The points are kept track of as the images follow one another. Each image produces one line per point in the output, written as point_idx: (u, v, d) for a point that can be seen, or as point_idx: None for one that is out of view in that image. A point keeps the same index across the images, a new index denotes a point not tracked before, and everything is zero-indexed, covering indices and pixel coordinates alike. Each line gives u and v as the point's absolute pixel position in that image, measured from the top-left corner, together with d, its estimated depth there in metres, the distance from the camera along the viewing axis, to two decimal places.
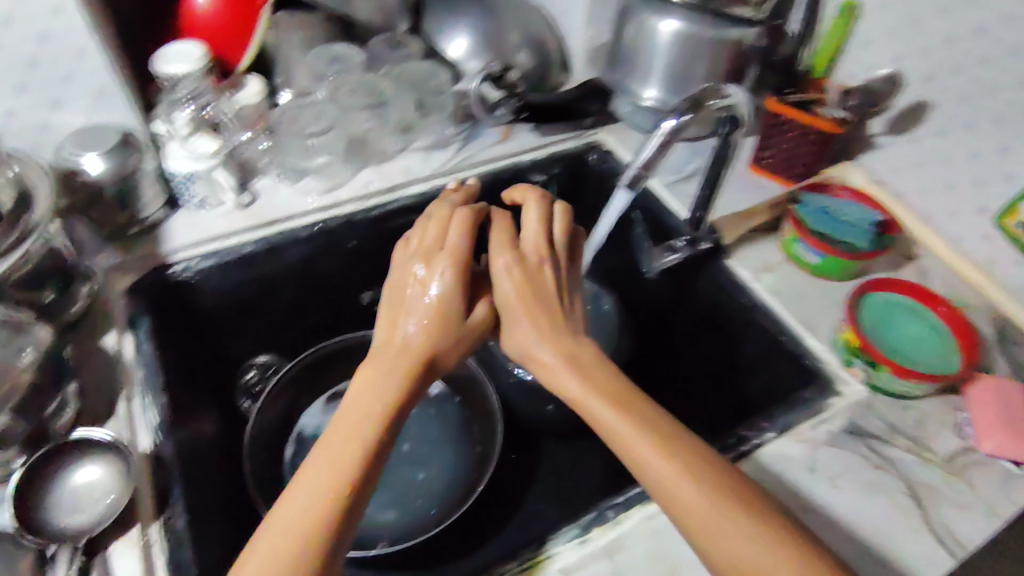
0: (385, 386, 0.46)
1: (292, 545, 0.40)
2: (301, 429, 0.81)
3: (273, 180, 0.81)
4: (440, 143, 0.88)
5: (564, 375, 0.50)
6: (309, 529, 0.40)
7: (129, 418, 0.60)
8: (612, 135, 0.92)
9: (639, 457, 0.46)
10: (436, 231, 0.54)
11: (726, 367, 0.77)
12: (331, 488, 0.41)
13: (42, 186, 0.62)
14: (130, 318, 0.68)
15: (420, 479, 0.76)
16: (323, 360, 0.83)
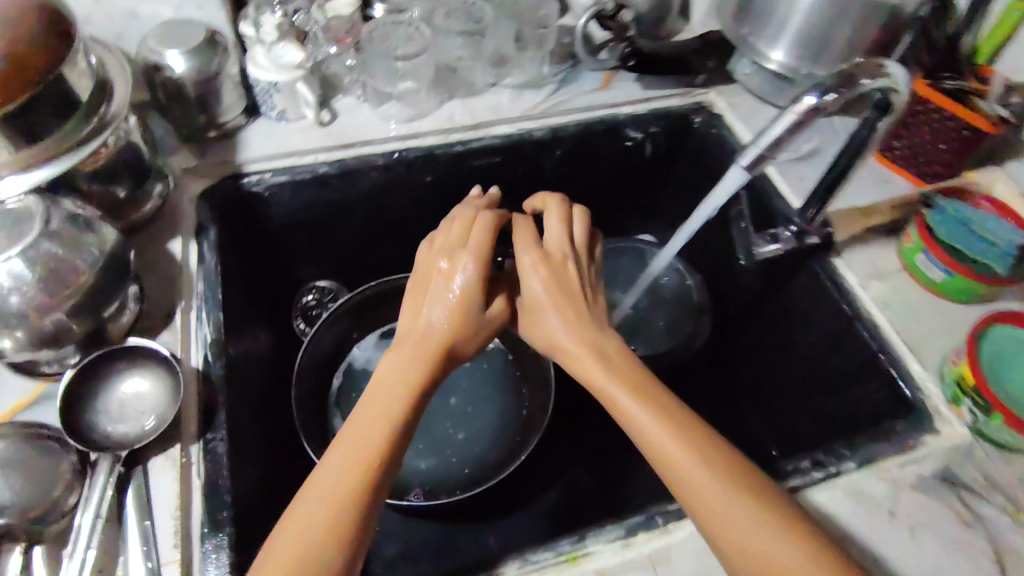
0: (411, 369, 0.47)
1: (327, 513, 0.41)
2: (352, 359, 0.81)
3: (355, 100, 0.76)
4: (534, 83, 0.81)
5: (587, 365, 0.50)
6: (338, 500, 0.41)
7: (184, 331, 0.59)
8: (724, 98, 0.82)
9: (655, 448, 0.45)
10: (460, 230, 0.53)
11: (811, 379, 0.71)
12: (358, 463, 0.43)
13: (123, 79, 0.59)
14: (198, 227, 0.66)
15: (461, 437, 0.74)
16: (382, 295, 0.81)
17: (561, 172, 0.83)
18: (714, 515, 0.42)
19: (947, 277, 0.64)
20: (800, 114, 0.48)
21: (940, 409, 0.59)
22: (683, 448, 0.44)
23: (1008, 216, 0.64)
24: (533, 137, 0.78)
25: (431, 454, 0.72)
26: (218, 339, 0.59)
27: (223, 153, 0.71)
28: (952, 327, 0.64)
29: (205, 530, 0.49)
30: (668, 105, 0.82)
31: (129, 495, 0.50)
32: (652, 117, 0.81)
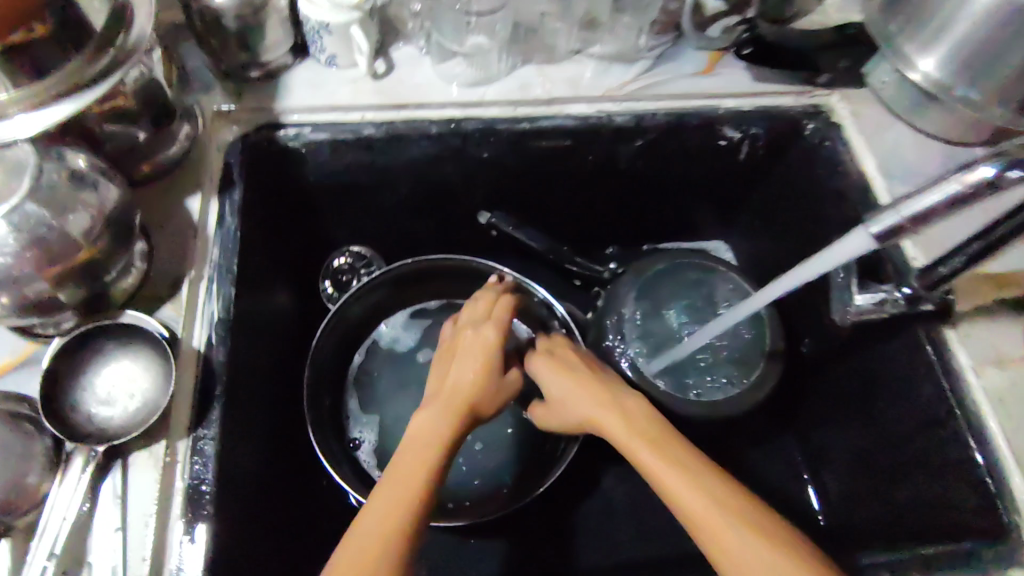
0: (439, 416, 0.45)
1: (372, 555, 0.37)
2: (376, 337, 0.75)
3: (416, 52, 0.67)
4: (625, 56, 0.69)
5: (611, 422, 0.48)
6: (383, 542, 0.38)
7: (191, 304, 0.53)
8: (847, 105, 0.69)
9: (694, 506, 0.41)
10: (482, 306, 0.55)
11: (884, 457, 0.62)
12: (403, 504, 0.40)
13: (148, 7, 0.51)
14: (223, 181, 0.58)
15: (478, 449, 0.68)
16: (419, 276, 0.74)
17: (639, 164, 0.72)
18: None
19: None
20: (966, 186, 0.37)
21: None
22: (722, 507, 0.41)
23: None
24: (614, 123, 0.67)
25: None
26: (225, 319, 0.53)
27: (261, 96, 0.62)
28: None
29: (184, 538, 0.45)
30: (780, 104, 0.69)
31: (104, 491, 0.45)
32: (756, 116, 0.69)
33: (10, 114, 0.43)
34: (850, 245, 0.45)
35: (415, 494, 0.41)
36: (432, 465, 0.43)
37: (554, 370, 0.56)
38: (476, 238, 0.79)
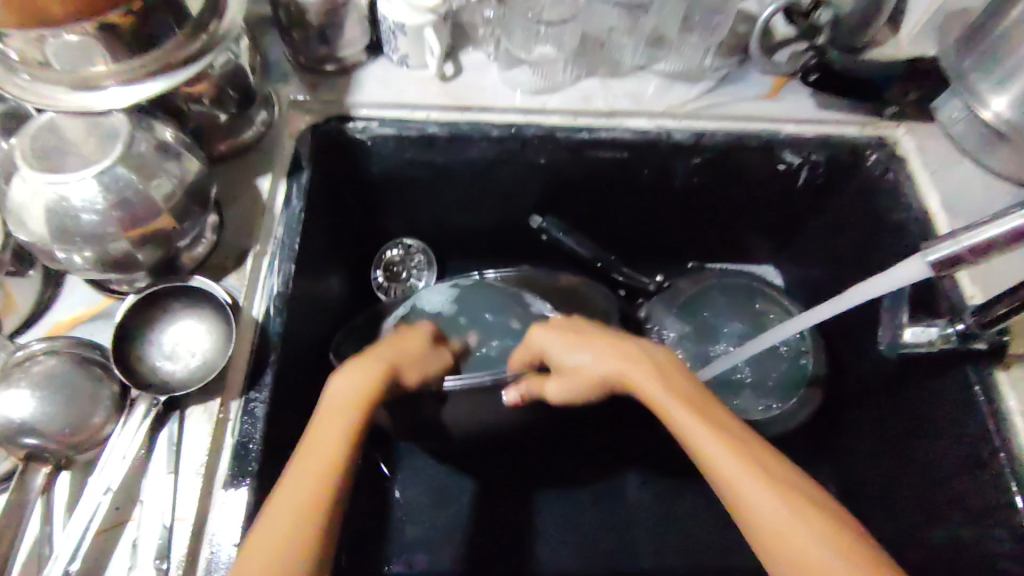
0: (354, 385, 0.47)
1: (287, 522, 0.38)
2: None
3: (484, 58, 0.70)
4: (689, 74, 0.70)
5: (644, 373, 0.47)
6: (303, 506, 0.39)
7: (253, 278, 0.56)
8: (915, 138, 0.68)
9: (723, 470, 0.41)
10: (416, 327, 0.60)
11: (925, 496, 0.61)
12: (322, 472, 0.41)
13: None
14: (293, 166, 0.62)
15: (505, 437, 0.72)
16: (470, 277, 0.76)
17: (693, 182, 0.73)
18: (766, 528, 0.39)
19: None
20: None
21: None
22: (761, 471, 0.40)
23: None
24: (672, 138, 0.68)
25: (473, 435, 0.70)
26: (284, 293, 0.55)
27: (334, 89, 0.66)
28: None
29: (225, 496, 0.46)
30: (843, 133, 0.69)
31: (160, 441, 0.48)
32: (817, 143, 0.69)
33: (105, 84, 0.48)
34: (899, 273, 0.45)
35: (330, 466, 0.41)
36: (346, 434, 0.43)
37: (551, 336, 0.54)
38: (525, 241, 0.81)
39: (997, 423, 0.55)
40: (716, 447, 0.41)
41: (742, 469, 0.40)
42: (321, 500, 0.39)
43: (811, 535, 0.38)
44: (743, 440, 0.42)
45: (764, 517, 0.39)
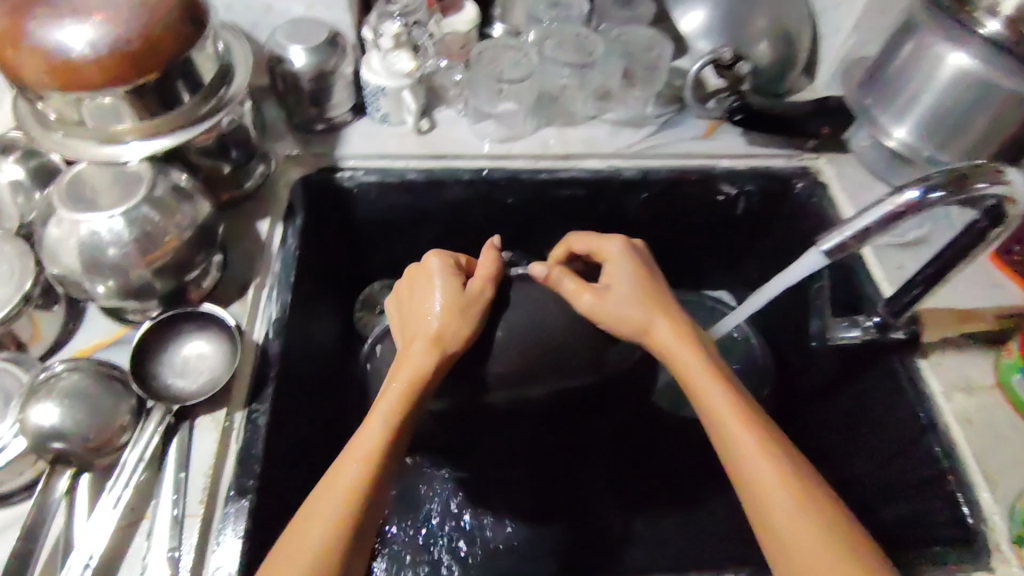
0: (410, 369, 0.51)
1: (335, 506, 0.45)
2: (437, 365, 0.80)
3: (455, 113, 0.79)
4: (634, 121, 0.80)
5: (684, 352, 0.53)
6: (350, 489, 0.45)
7: (254, 305, 0.63)
8: (832, 167, 0.78)
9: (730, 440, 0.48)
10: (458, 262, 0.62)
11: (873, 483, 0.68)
12: (364, 459, 0.47)
13: (242, 66, 0.64)
14: (288, 210, 0.70)
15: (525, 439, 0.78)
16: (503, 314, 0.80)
17: (645, 215, 0.82)
18: (747, 469, 0.46)
19: None
20: (899, 205, 0.45)
21: (1002, 543, 0.56)
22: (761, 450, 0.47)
23: None
24: (622, 176, 0.77)
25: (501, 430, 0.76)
26: (281, 318, 0.62)
27: (324, 144, 0.75)
28: None
29: (232, 493, 0.51)
30: (771, 165, 0.79)
31: (172, 447, 0.54)
32: (749, 174, 0.78)
33: (127, 140, 0.56)
34: (804, 263, 0.52)
35: (372, 454, 0.47)
36: (390, 420, 0.49)
37: (621, 266, 0.58)
38: None
39: (923, 403, 0.63)
40: (721, 404, 0.49)
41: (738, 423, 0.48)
42: (374, 453, 0.47)
43: (779, 481, 0.45)
44: (760, 422, 0.49)
45: (748, 460, 0.47)
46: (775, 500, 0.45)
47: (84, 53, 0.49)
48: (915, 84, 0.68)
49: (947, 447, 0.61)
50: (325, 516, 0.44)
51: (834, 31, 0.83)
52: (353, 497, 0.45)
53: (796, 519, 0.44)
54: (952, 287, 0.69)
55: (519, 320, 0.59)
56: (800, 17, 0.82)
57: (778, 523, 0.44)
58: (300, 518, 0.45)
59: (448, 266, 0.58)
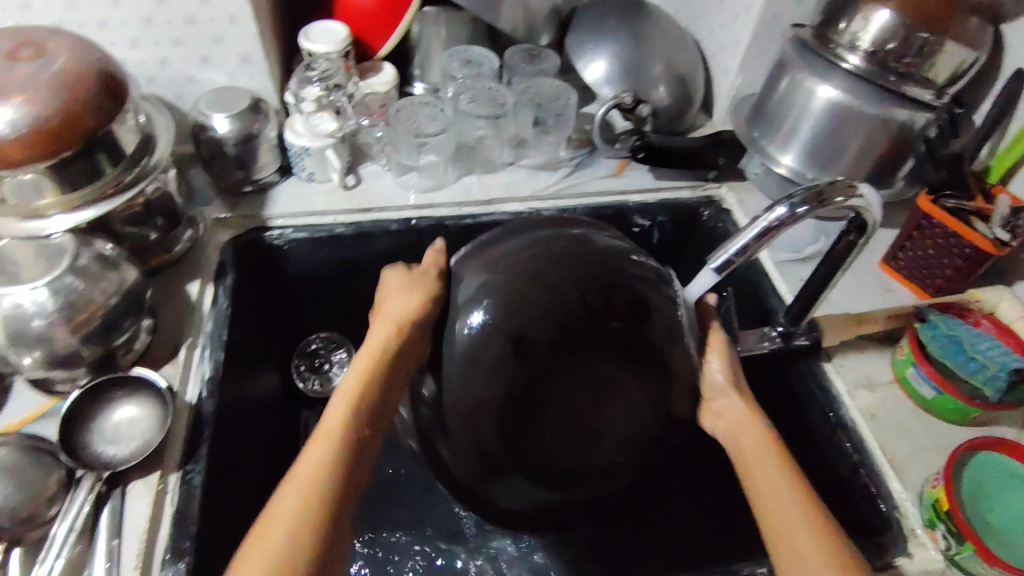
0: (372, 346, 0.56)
1: (310, 481, 0.47)
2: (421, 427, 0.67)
3: (379, 168, 0.84)
4: (549, 165, 0.86)
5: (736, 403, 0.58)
6: (325, 460, 0.48)
7: (186, 366, 0.64)
8: (733, 194, 0.85)
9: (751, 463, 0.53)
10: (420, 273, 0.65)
11: None
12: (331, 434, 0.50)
13: (165, 135, 0.66)
14: (218, 272, 0.72)
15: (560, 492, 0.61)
16: None
17: None
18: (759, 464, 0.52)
19: (937, 395, 0.64)
20: (772, 221, 0.50)
21: (916, 527, 0.60)
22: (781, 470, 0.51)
23: (1008, 338, 0.66)
24: (542, 216, 0.82)
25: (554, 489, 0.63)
26: (214, 376, 0.63)
27: (252, 206, 0.78)
28: (942, 447, 0.65)
29: (167, 556, 0.52)
30: (677, 197, 0.85)
31: (105, 514, 0.54)
32: (659, 207, 0.84)
33: (50, 213, 0.58)
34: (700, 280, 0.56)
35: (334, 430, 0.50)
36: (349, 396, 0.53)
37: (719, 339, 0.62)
38: None
39: (835, 404, 0.68)
40: (747, 421, 0.56)
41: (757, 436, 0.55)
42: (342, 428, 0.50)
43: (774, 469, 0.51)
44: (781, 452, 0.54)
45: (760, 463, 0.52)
46: (769, 488, 0.50)
47: (4, 133, 0.51)
48: (793, 116, 0.75)
49: (857, 441, 0.65)
50: (303, 483, 0.47)
51: (723, 74, 0.92)
52: (325, 468, 0.47)
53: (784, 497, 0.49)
54: (848, 294, 0.75)
55: (498, 284, 0.54)
56: (691, 63, 0.90)
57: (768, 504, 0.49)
58: (281, 489, 0.47)
59: (399, 270, 0.62)
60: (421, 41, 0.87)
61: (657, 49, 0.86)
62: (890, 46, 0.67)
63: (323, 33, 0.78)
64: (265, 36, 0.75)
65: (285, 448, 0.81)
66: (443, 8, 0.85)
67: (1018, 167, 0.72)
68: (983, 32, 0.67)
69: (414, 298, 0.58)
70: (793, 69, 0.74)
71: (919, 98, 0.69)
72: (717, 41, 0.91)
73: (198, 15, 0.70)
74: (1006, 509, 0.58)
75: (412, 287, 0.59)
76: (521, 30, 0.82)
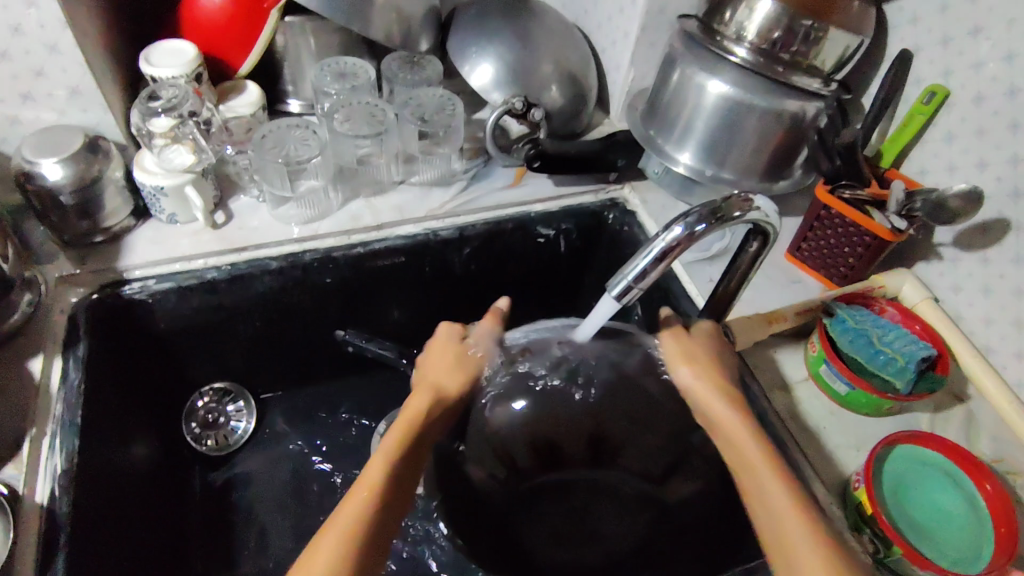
0: (414, 408, 0.55)
1: (338, 546, 0.45)
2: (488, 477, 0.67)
3: (253, 200, 0.75)
4: (442, 180, 0.80)
5: (712, 399, 0.55)
6: (355, 524, 0.46)
7: (33, 462, 0.55)
8: (636, 194, 0.82)
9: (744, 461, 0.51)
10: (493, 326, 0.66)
11: None
12: (370, 489, 0.48)
13: None
14: (66, 343, 0.62)
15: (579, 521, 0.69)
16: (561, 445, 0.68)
17: (470, 271, 0.82)
18: (743, 462, 0.51)
19: (850, 390, 0.63)
20: (670, 243, 0.46)
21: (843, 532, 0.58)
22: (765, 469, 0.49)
23: (913, 321, 0.66)
24: (438, 237, 0.77)
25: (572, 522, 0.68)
26: (68, 470, 0.55)
27: (105, 259, 0.68)
28: (859, 443, 0.64)
29: None
30: (581, 203, 0.81)
31: None
32: (563, 215, 0.80)
33: None
34: (603, 308, 0.52)
35: (373, 487, 0.48)
36: (389, 455, 0.51)
37: (677, 341, 0.59)
38: (338, 355, 0.85)
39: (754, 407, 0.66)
40: (727, 412, 0.54)
41: (744, 431, 0.52)
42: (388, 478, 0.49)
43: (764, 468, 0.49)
44: (764, 444, 0.51)
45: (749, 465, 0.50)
46: (761, 502, 0.48)
47: None
48: (687, 113, 0.72)
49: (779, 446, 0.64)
50: (331, 547, 0.44)
51: (616, 68, 0.88)
52: (354, 539, 0.45)
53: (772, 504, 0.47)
54: (757, 290, 0.74)
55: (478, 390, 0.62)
56: (583, 59, 0.86)
57: (761, 518, 0.48)
58: (308, 552, 0.45)
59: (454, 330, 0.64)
60: (288, 54, 0.79)
61: (545, 48, 0.81)
62: (775, 34, 0.65)
63: (168, 55, 0.69)
64: (96, 63, 0.65)
65: (170, 521, 0.72)
66: (307, 17, 0.76)
67: (909, 148, 0.72)
68: (865, 16, 0.66)
69: (451, 384, 0.58)
70: (683, 64, 0.71)
71: (807, 88, 0.66)
72: (607, 35, 0.88)
73: (8, 47, 0.60)
74: (925, 499, 0.57)
75: (462, 357, 0.60)
76: (397, 37, 0.76)
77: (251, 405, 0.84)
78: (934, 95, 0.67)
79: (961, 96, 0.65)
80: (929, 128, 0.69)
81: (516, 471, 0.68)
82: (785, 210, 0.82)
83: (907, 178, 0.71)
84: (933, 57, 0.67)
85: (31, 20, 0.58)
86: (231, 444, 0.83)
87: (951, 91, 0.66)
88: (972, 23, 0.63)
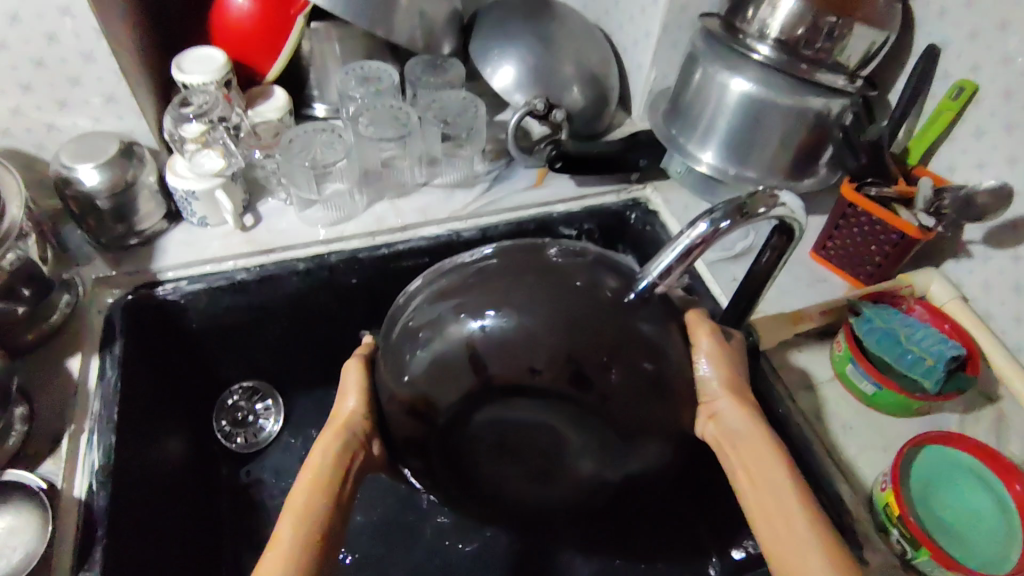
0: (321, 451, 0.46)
1: None
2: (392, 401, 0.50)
3: (281, 203, 0.77)
4: (465, 181, 0.82)
5: (732, 409, 0.47)
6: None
7: (71, 459, 0.57)
8: (659, 194, 0.82)
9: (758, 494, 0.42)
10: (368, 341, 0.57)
11: None
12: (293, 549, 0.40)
13: (12, 182, 0.58)
14: (103, 341, 0.64)
15: (504, 445, 0.53)
16: (440, 375, 0.48)
17: None
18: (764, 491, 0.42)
19: (877, 390, 0.62)
20: (695, 239, 0.46)
21: (870, 533, 0.58)
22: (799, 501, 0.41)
23: (942, 321, 0.65)
24: (461, 237, 0.77)
25: (491, 445, 0.52)
26: (105, 465, 0.57)
27: (139, 261, 0.70)
28: (886, 443, 0.63)
29: None
30: (603, 203, 0.81)
31: None
32: (585, 215, 0.81)
33: None
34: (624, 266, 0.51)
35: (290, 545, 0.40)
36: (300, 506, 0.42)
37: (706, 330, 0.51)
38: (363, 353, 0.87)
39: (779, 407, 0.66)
40: (743, 428, 0.46)
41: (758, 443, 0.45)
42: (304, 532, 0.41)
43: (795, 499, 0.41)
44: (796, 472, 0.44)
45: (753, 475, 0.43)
46: (787, 532, 0.40)
47: None
48: (709, 111, 0.72)
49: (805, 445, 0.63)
50: None
51: (638, 66, 0.88)
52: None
53: (788, 519, 0.41)
54: (781, 291, 0.73)
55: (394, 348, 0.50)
56: (605, 59, 0.86)
57: (778, 538, 0.40)
58: None
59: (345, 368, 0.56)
60: (314, 59, 0.80)
61: (566, 49, 0.82)
62: (799, 31, 0.64)
63: (198, 63, 0.71)
64: (130, 70, 0.67)
65: (199, 516, 0.74)
66: (333, 23, 0.78)
67: (937, 144, 0.71)
68: (891, 11, 0.65)
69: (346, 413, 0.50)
70: (705, 62, 0.71)
71: (833, 84, 0.65)
72: (628, 35, 0.88)
73: (46, 56, 0.62)
74: (956, 502, 0.56)
75: (346, 383, 0.52)
76: (419, 41, 0.77)
77: (279, 403, 0.86)
78: (962, 91, 0.66)
79: (990, 91, 0.64)
80: (957, 125, 0.68)
81: (411, 425, 0.50)
82: (809, 208, 0.81)
83: (935, 175, 0.70)
84: (961, 52, 0.66)
85: (69, 29, 0.60)
86: (259, 441, 0.85)
87: (979, 87, 0.65)
88: (999, 18, 0.62)
